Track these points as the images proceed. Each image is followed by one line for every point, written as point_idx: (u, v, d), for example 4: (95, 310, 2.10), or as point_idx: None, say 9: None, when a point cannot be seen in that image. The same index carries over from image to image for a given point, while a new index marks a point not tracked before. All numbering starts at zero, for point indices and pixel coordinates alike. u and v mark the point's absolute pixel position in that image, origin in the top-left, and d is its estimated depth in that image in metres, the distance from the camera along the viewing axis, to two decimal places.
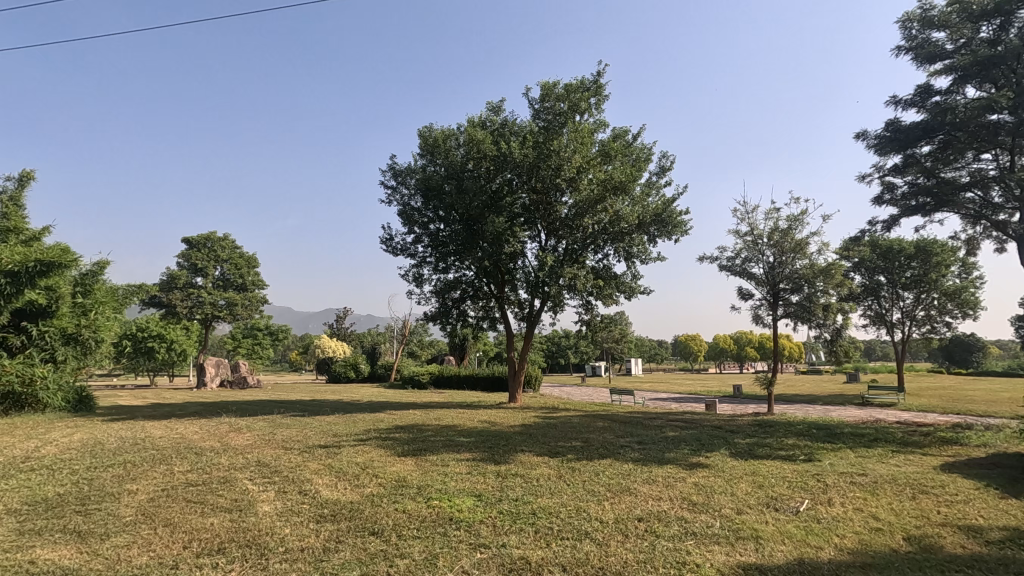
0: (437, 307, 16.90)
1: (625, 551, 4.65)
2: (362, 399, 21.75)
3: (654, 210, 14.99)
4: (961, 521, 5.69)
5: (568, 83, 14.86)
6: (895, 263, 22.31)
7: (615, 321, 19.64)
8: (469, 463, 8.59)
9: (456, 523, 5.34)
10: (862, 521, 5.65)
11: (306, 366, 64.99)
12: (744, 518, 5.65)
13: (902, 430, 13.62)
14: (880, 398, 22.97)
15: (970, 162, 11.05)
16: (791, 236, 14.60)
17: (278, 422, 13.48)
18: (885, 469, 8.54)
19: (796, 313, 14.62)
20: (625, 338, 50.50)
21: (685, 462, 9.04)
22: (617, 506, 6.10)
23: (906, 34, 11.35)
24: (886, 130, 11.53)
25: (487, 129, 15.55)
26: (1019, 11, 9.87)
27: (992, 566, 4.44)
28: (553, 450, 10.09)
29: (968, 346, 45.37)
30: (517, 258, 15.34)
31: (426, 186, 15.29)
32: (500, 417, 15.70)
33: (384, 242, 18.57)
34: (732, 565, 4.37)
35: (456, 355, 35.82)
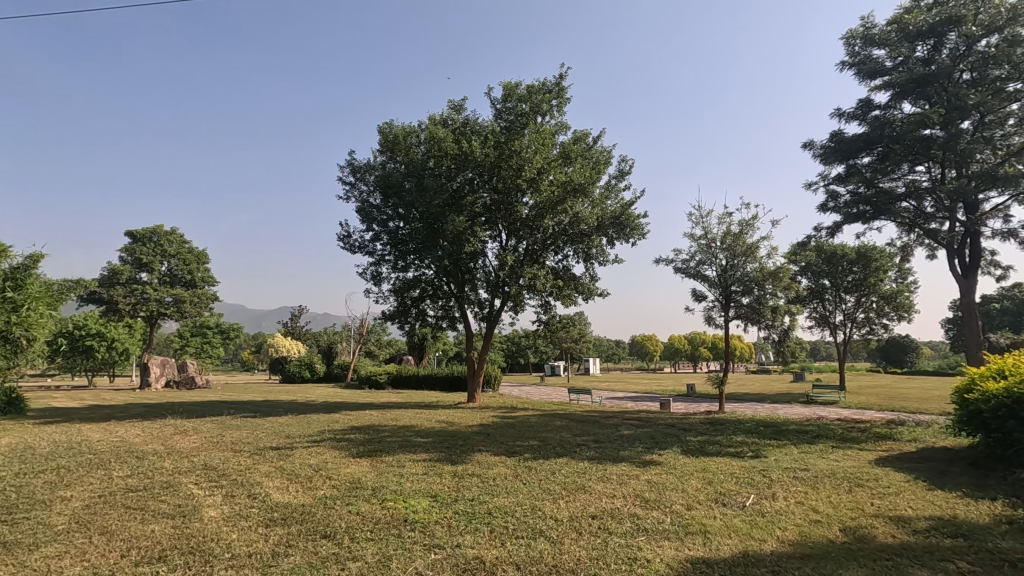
0: (396, 306, 16.91)
1: (578, 548, 4.80)
2: (317, 399, 21.39)
3: (613, 213, 15.29)
4: (891, 512, 6.12)
5: (530, 84, 15.07)
6: (839, 267, 23.48)
7: (574, 322, 19.95)
8: (426, 463, 8.61)
9: (410, 524, 5.38)
10: (803, 514, 6.00)
11: (259, 366, 63.21)
12: (694, 514, 5.92)
13: (841, 426, 14.41)
14: (823, 396, 24.10)
15: (906, 174, 11.87)
16: (742, 239, 15.19)
17: (226, 424, 13.09)
18: (825, 464, 9.04)
19: (746, 314, 15.29)
20: (583, 337, 51.26)
21: (638, 460, 9.33)
22: (572, 505, 6.27)
23: (849, 50, 12.14)
24: (831, 140, 12.23)
25: (448, 127, 15.59)
26: (950, 33, 10.71)
27: (916, 553, 4.79)
28: (510, 449, 10.22)
29: (903, 347, 48.07)
30: (477, 257, 15.41)
31: (385, 183, 15.24)
32: (458, 417, 15.75)
33: (342, 239, 18.39)
34: (680, 560, 4.58)
35: (416, 354, 35.58)
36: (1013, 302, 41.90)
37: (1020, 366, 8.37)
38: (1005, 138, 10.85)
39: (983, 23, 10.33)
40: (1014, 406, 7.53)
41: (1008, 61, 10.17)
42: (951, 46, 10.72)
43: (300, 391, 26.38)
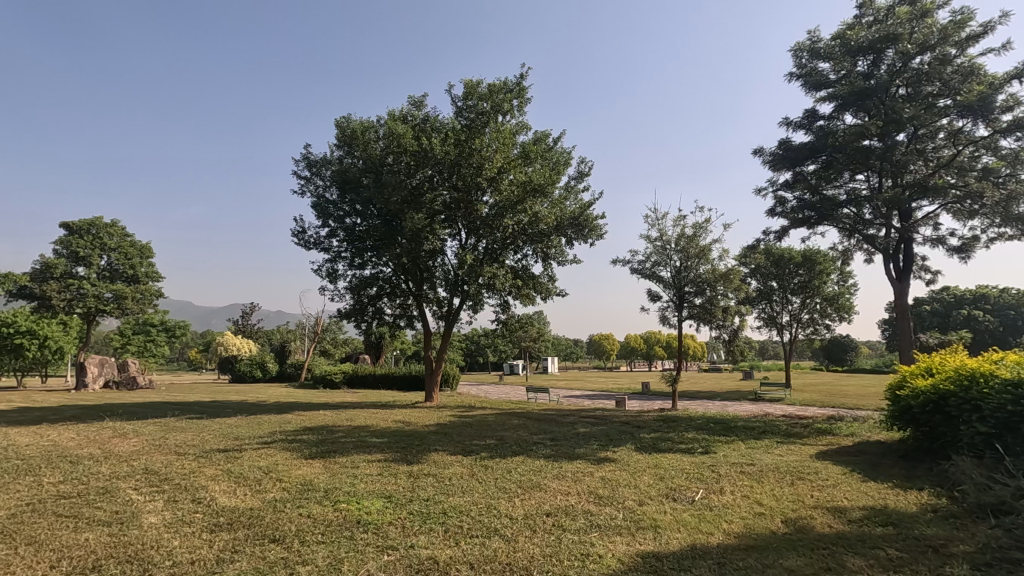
0: (353, 304, 16.63)
1: (533, 545, 4.86)
2: (268, 399, 20.75)
3: (571, 214, 15.45)
4: (829, 503, 6.46)
5: (491, 83, 15.06)
6: (785, 270, 24.54)
7: (532, 321, 20.07)
8: (381, 464, 8.51)
9: (363, 526, 5.32)
10: (748, 507, 6.26)
11: (206, 365, 60.88)
12: (645, 509, 6.09)
13: (785, 422, 15.04)
14: (769, 394, 25.09)
15: (847, 182, 12.49)
16: (695, 242, 15.65)
17: (170, 426, 12.56)
18: (769, 459, 9.44)
19: (699, 314, 15.77)
20: (542, 337, 51.61)
21: (593, 457, 9.50)
22: (527, 503, 6.33)
23: (797, 62, 12.76)
24: (780, 148, 12.82)
25: (408, 123, 15.42)
26: (888, 50, 11.40)
27: (851, 542, 5.07)
28: (466, 448, 10.21)
29: (844, 346, 50.55)
30: (437, 255, 15.31)
31: (342, 178, 15.00)
32: (414, 416, 15.62)
33: (296, 235, 17.96)
34: (631, 554, 4.70)
35: (373, 354, 35.02)
36: (942, 304, 44.76)
37: (946, 364, 8.98)
38: (936, 151, 11.64)
39: (917, 42, 11.06)
40: (942, 402, 8.12)
41: (939, 78, 10.91)
42: (889, 62, 11.43)
43: (250, 391, 25.56)
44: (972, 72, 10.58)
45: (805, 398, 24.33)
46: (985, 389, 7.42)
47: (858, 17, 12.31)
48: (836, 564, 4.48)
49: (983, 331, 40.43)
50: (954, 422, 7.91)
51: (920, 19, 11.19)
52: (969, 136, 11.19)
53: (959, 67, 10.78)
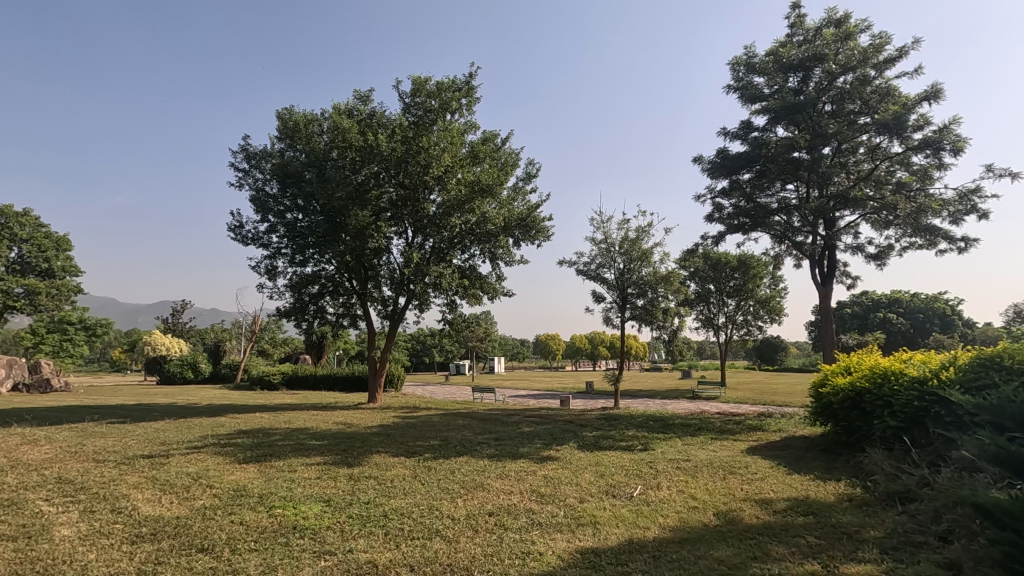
0: (293, 302, 16.06)
1: (474, 545, 4.89)
2: (199, 402, 19.77)
3: (519, 215, 15.45)
4: (757, 496, 6.84)
5: (439, 81, 14.99)
6: (722, 273, 25.70)
7: (478, 321, 20.08)
8: (320, 467, 8.30)
9: (299, 531, 5.19)
10: (683, 501, 6.53)
11: (132, 366, 57.25)
12: (586, 506, 6.25)
13: (720, 419, 15.74)
14: (706, 392, 26.15)
15: (779, 192, 13.22)
16: (638, 245, 16.13)
17: (88, 431, 11.75)
18: (703, 455, 9.87)
19: (641, 315, 16.25)
20: (488, 336, 51.60)
21: (536, 456, 9.63)
22: (469, 503, 6.35)
23: (734, 76, 13.44)
24: (717, 157, 13.44)
25: (353, 118, 15.08)
26: (815, 69, 12.21)
27: (775, 531, 5.39)
28: (409, 450, 10.10)
29: (775, 347, 53.28)
30: (382, 254, 15.02)
31: (283, 172, 14.57)
32: (356, 418, 15.29)
33: (233, 230, 17.26)
34: (571, 550, 4.81)
35: (314, 354, 33.93)
36: (861, 307, 48.05)
37: (863, 363, 9.67)
38: (857, 164, 12.54)
39: (841, 62, 11.92)
40: (858, 398, 8.73)
41: (860, 97, 11.78)
42: (817, 80, 12.24)
43: (180, 393, 24.25)
44: (888, 93, 11.51)
45: (738, 395, 25.46)
46: (896, 386, 8.06)
47: (788, 35, 13.11)
48: (761, 553, 4.75)
49: (897, 333, 43.81)
50: (869, 417, 8.54)
51: (843, 42, 12.07)
52: (886, 152, 12.12)
53: (877, 88, 11.69)
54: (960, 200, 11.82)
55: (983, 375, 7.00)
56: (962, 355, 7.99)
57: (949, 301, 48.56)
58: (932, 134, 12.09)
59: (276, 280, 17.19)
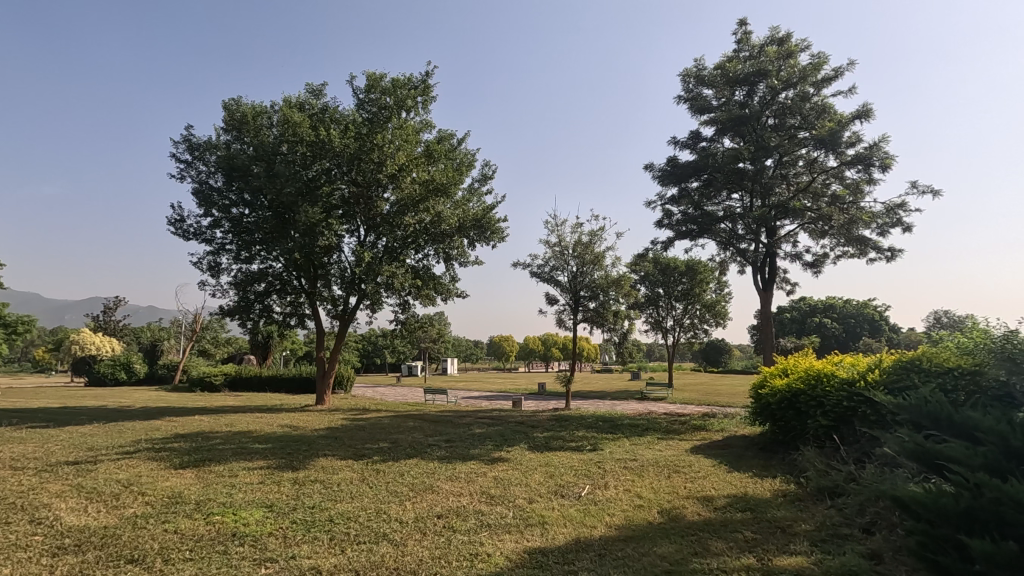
0: (237, 301, 15.48)
1: (422, 549, 4.91)
2: (133, 404, 18.78)
3: (474, 216, 15.34)
4: (699, 493, 7.15)
5: (395, 78, 14.86)
6: (671, 278, 26.56)
7: (432, 322, 19.98)
8: (263, 472, 8.08)
9: (239, 539, 5.07)
10: (629, 500, 6.76)
11: (56, 366, 53.61)
12: (535, 507, 6.38)
13: (666, 420, 16.28)
14: (654, 393, 26.91)
15: (725, 201, 13.79)
16: (591, 248, 16.48)
17: (6, 437, 11.00)
18: (649, 454, 10.20)
19: (592, 318, 16.58)
20: (441, 338, 51.22)
21: (487, 458, 9.70)
22: (418, 506, 6.36)
23: (684, 87, 13.99)
24: (668, 165, 13.92)
25: (305, 112, 14.72)
26: (759, 84, 12.88)
27: (713, 527, 5.66)
28: (358, 452, 9.97)
29: (720, 349, 55.29)
30: (332, 252, 14.71)
31: (228, 165, 14.05)
32: (302, 420, 14.90)
33: (173, 223, 16.55)
34: (519, 551, 4.91)
35: (260, 353, 32.78)
36: (799, 312, 50.62)
37: (798, 365, 10.22)
38: (796, 176, 13.28)
39: (783, 79, 12.62)
40: (793, 398, 9.24)
41: (800, 113, 12.49)
42: (761, 94, 12.91)
43: (111, 395, 22.97)
44: (825, 110, 12.25)
45: (684, 397, 26.29)
46: (828, 387, 8.59)
47: (735, 51, 13.76)
48: (700, 548, 4.98)
49: (830, 337, 46.52)
50: (803, 417, 9.06)
51: (785, 59, 12.80)
52: (822, 166, 12.88)
53: (815, 104, 12.43)
54: (887, 213, 12.70)
55: (905, 377, 7.56)
56: (886, 358, 8.64)
57: (877, 307, 51.92)
58: (863, 150, 12.97)
59: (219, 277, 16.56)
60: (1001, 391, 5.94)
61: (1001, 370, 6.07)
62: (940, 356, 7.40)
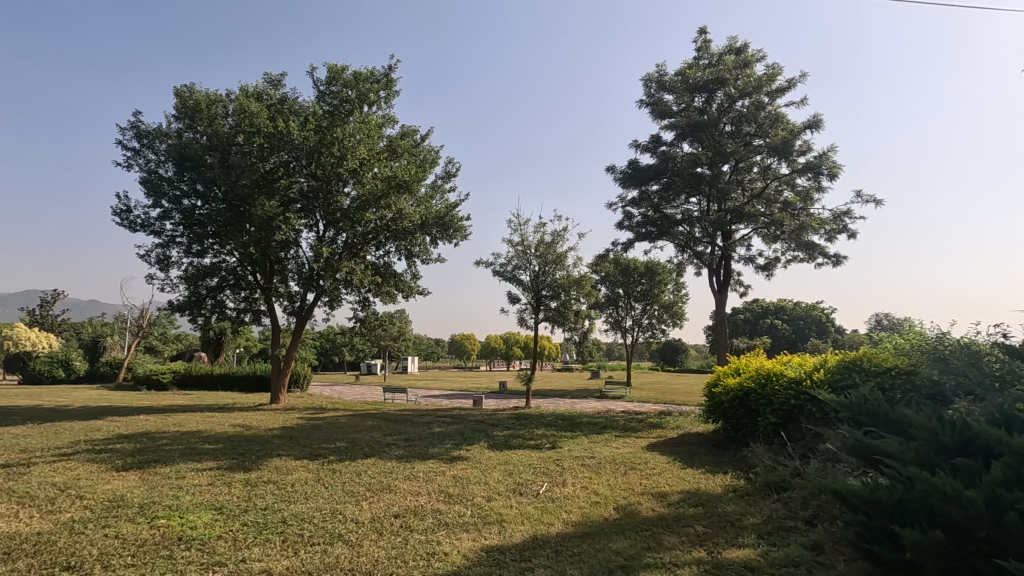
0: (187, 296, 14.91)
1: (378, 549, 4.89)
2: (71, 403, 17.83)
3: (436, 213, 15.24)
4: (653, 489, 7.35)
5: (357, 71, 14.63)
6: (630, 279, 27.09)
7: (392, 320, 19.75)
8: (213, 473, 7.85)
9: (185, 543, 4.92)
10: (586, 497, 6.90)
11: None
12: (493, 505, 6.43)
13: (623, 418, 16.61)
14: (613, 391, 27.42)
15: (683, 204, 14.14)
16: (553, 248, 16.65)
17: None
18: (607, 452, 10.41)
19: (553, 317, 16.75)
20: (402, 336, 50.64)
21: (446, 456, 9.70)
22: (375, 505, 6.33)
23: (646, 92, 14.32)
24: (629, 167, 14.21)
25: (263, 102, 14.31)
26: (717, 91, 13.31)
27: (666, 522, 5.85)
28: (314, 452, 9.80)
29: (676, 348, 56.68)
30: (289, 247, 14.35)
31: (180, 154, 13.52)
32: (256, 420, 14.50)
33: (119, 213, 15.82)
34: (476, 549, 4.95)
35: (212, 351, 31.65)
36: (752, 314, 52.45)
37: (750, 364, 10.59)
38: (751, 183, 13.76)
39: (740, 88, 13.09)
40: (744, 397, 9.58)
41: (755, 121, 12.98)
42: (718, 102, 13.35)
43: (47, 394, 21.75)
44: (778, 119, 12.78)
45: (642, 395, 26.85)
46: (777, 385, 8.96)
47: (695, 58, 14.17)
48: (654, 543, 5.14)
49: (780, 337, 48.35)
50: (753, 415, 9.40)
51: (741, 69, 13.28)
52: (775, 173, 13.41)
53: (769, 113, 12.94)
54: (834, 220, 13.33)
55: (847, 376, 7.96)
56: (830, 358, 9.08)
57: (823, 310, 54.27)
58: (813, 159, 13.56)
59: (168, 271, 15.92)
60: (933, 390, 6.35)
61: (934, 370, 6.48)
62: (879, 356, 7.83)
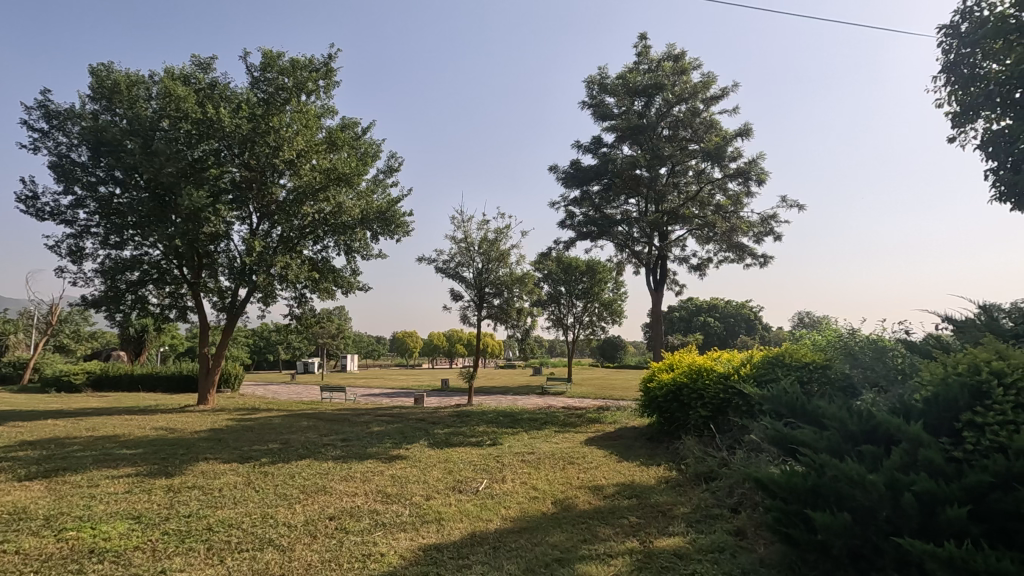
0: (104, 291, 13.82)
1: (311, 552, 4.72)
2: None
3: (378, 208, 14.82)
4: (591, 483, 7.49)
5: (295, 58, 14.02)
6: (572, 277, 27.54)
7: (330, 317, 19.14)
8: (131, 480, 7.32)
9: (97, 555, 4.55)
10: (525, 493, 6.94)
11: None
12: (432, 503, 6.35)
13: (563, 413, 16.87)
14: (554, 388, 27.82)
15: (623, 205, 14.41)
16: (496, 246, 16.64)
17: None
18: (547, 447, 10.53)
19: (496, 314, 16.75)
20: (342, 334, 49.20)
21: (385, 456, 9.50)
22: (309, 508, 6.09)
23: (589, 93, 14.55)
24: (571, 168, 14.41)
25: (190, 86, 13.46)
26: (656, 96, 13.70)
27: (602, 514, 5.95)
28: (244, 455, 9.34)
29: (616, 345, 58.16)
30: (219, 240, 13.57)
31: (96, 137, 12.49)
32: (180, 422, 13.67)
33: (24, 200, 14.47)
34: (414, 549, 4.85)
35: (132, 350, 29.56)
36: (687, 312, 54.57)
37: (683, 360, 10.96)
38: (687, 186, 14.24)
39: (678, 94, 13.55)
40: (676, 391, 9.91)
41: (691, 126, 13.46)
42: (657, 106, 13.74)
43: None
44: (712, 125, 13.34)
45: (584, 391, 27.41)
46: (707, 380, 9.32)
47: (636, 63, 14.55)
48: (590, 535, 5.22)
49: (712, 334, 50.61)
50: (685, 408, 9.73)
51: (678, 75, 13.76)
52: (709, 177, 13.95)
53: (704, 119, 13.45)
54: (762, 223, 14.05)
55: (771, 371, 8.40)
56: (756, 354, 9.54)
57: (752, 308, 57.32)
58: (744, 165, 14.23)
59: (81, 264, 14.73)
60: (846, 383, 6.79)
61: (846, 365, 6.93)
62: (799, 352, 8.31)
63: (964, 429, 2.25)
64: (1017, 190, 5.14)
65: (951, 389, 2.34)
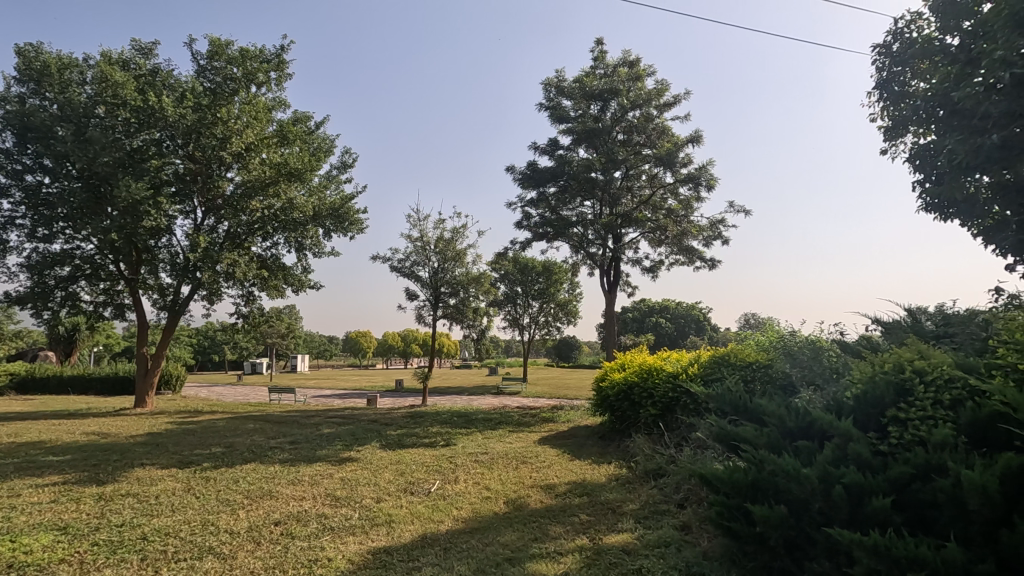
0: (29, 287, 12.85)
1: (254, 560, 4.52)
2: None
3: (331, 204, 14.42)
4: (543, 482, 7.51)
5: (244, 48, 13.45)
6: (529, 277, 27.66)
7: (279, 315, 18.48)
8: (58, 488, 6.83)
9: (17, 571, 4.21)
10: (477, 493, 6.89)
11: None
12: (382, 506, 6.20)
13: (518, 413, 16.87)
14: (510, 387, 27.88)
15: (579, 207, 14.48)
16: (452, 246, 16.50)
17: None
18: (501, 447, 10.49)
19: (452, 314, 16.59)
20: (293, 334, 47.76)
21: (335, 458, 9.23)
22: (253, 513, 5.84)
23: (546, 95, 14.61)
24: (528, 169, 14.43)
25: (130, 72, 12.70)
26: (612, 101, 13.88)
27: (554, 512, 5.96)
28: (184, 459, 8.88)
29: (571, 345, 58.88)
30: (160, 235, 12.88)
31: (22, 122, 11.61)
32: (114, 426, 12.90)
33: None
34: (363, 553, 4.72)
35: (62, 350, 27.70)
36: (639, 313, 55.87)
37: (634, 360, 11.14)
38: (640, 189, 14.49)
39: (632, 99, 13.78)
40: (627, 390, 10.05)
41: (645, 132, 13.72)
42: (612, 111, 13.91)
43: None
44: (664, 131, 13.63)
45: (539, 391, 27.56)
46: (656, 379, 9.50)
47: (592, 67, 14.73)
48: (541, 534, 5.22)
49: (664, 334, 51.99)
50: (636, 407, 9.89)
51: (633, 81, 13.99)
52: (661, 181, 14.24)
53: (657, 125, 13.74)
54: (710, 227, 14.48)
55: (717, 371, 8.64)
56: (703, 354, 9.81)
57: (701, 309, 59.24)
58: (694, 171, 14.62)
59: (3, 257, 13.64)
60: (787, 382, 7.05)
61: (787, 365, 7.21)
62: (744, 352, 8.59)
63: (889, 424, 2.35)
64: (941, 202, 5.43)
65: (878, 387, 2.44)
